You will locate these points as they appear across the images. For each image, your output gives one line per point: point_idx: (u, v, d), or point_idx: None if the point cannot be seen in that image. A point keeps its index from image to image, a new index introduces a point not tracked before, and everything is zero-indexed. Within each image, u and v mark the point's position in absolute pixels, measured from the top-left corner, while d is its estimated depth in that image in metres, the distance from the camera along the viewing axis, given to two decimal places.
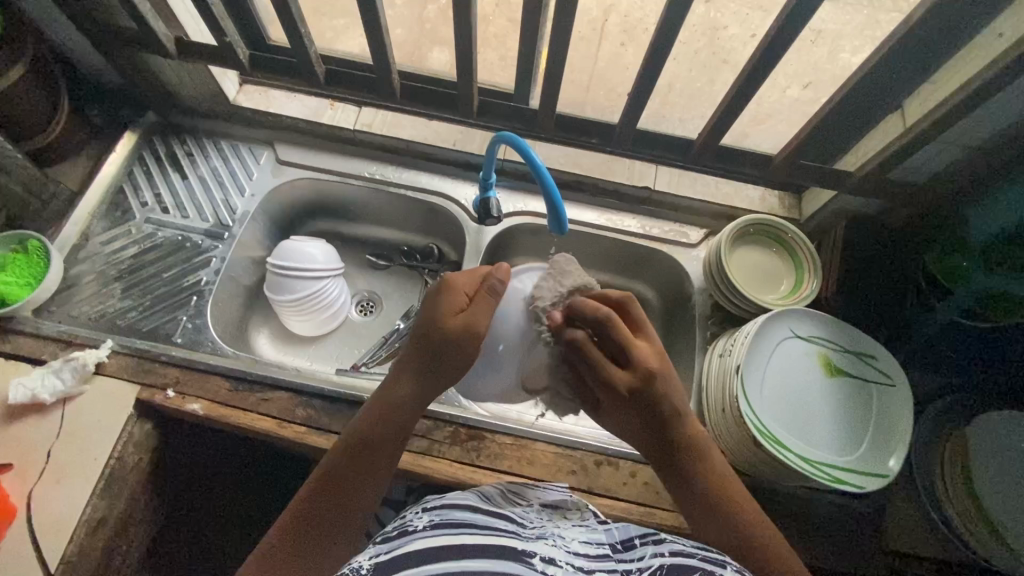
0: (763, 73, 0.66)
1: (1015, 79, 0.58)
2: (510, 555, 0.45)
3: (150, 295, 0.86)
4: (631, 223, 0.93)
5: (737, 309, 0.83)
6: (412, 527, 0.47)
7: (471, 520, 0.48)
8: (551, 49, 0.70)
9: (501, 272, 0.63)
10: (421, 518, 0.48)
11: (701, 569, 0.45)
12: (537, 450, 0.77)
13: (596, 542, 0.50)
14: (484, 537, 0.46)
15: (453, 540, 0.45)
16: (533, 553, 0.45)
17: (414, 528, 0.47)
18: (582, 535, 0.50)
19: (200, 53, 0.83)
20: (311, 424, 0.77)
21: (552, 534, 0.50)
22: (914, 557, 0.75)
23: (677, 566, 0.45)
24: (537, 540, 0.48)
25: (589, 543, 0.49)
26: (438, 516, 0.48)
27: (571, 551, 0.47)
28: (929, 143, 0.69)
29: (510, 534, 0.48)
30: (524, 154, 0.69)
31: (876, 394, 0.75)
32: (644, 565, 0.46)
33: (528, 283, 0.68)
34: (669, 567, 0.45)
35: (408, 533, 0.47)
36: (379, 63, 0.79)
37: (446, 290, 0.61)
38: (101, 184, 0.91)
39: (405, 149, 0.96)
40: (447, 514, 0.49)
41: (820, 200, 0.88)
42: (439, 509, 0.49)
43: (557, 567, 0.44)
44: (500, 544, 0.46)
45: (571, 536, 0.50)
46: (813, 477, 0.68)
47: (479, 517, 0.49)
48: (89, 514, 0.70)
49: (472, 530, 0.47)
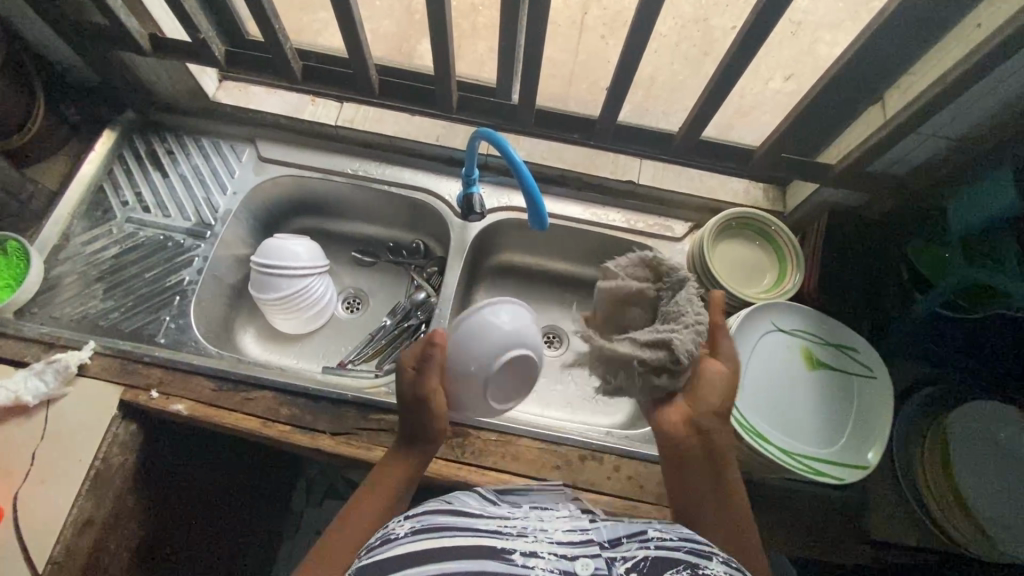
0: (740, 69, 0.66)
1: (990, 73, 0.58)
2: (490, 553, 0.45)
3: (131, 296, 0.85)
4: (615, 217, 0.93)
5: (720, 303, 0.83)
6: (394, 534, 0.48)
7: (453, 521, 0.49)
8: (528, 43, 0.69)
9: (438, 338, 0.64)
10: (403, 526, 0.49)
11: (687, 563, 0.46)
12: (521, 447, 0.78)
13: (582, 532, 0.51)
14: (465, 538, 0.47)
15: (435, 542, 0.46)
16: (513, 550, 0.46)
17: (396, 536, 0.48)
18: (566, 526, 0.51)
19: (177, 51, 0.82)
20: (296, 423, 0.77)
21: (535, 531, 0.50)
22: (897, 546, 0.75)
23: (661, 560, 0.46)
24: (518, 537, 0.48)
25: (573, 532, 0.50)
26: (419, 522, 0.49)
27: (554, 542, 0.48)
28: (909, 135, 0.69)
29: (492, 534, 0.48)
30: (502, 150, 0.70)
31: (857, 386, 0.75)
32: (630, 555, 0.47)
33: (503, 317, 0.64)
34: (653, 560, 0.46)
35: (390, 539, 0.48)
36: (357, 59, 0.78)
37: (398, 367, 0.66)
38: (79, 183, 0.90)
39: (387, 145, 0.96)
40: (428, 519, 0.50)
41: (802, 194, 0.89)
42: (420, 516, 0.50)
43: (539, 558, 0.45)
44: (482, 545, 0.46)
45: (554, 529, 0.51)
46: (794, 469, 0.69)
47: (461, 519, 0.50)
48: (76, 515, 0.71)
49: (453, 533, 0.47)
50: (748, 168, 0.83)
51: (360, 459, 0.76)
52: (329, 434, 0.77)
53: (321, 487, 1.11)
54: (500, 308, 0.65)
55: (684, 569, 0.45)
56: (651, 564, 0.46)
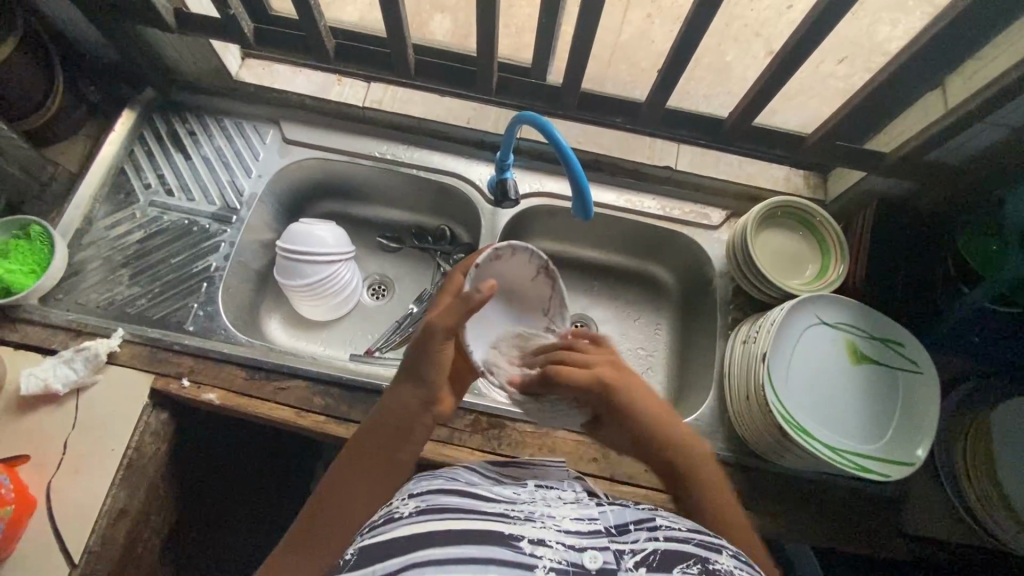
0: (802, 52, 0.63)
1: None
2: (498, 540, 0.43)
3: (158, 282, 0.83)
4: (651, 204, 0.90)
5: (763, 295, 0.82)
6: (398, 513, 0.46)
7: (456, 504, 0.46)
8: (578, 24, 0.66)
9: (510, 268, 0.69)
10: (408, 505, 0.47)
11: (697, 557, 0.44)
12: (558, 439, 0.76)
13: (589, 520, 0.47)
14: (469, 521, 0.44)
15: (439, 526, 0.43)
16: (520, 537, 0.43)
17: (400, 515, 0.46)
18: (574, 512, 0.47)
19: (203, 27, 0.79)
20: (330, 413, 0.76)
21: (542, 515, 0.46)
22: (938, 542, 0.74)
23: (671, 552, 0.44)
24: (525, 522, 0.45)
25: (582, 519, 0.47)
26: (423, 501, 0.47)
27: (562, 530, 0.45)
28: (973, 125, 0.66)
29: (498, 518, 0.45)
30: (548, 134, 0.68)
31: (902, 381, 0.74)
32: (638, 547, 0.44)
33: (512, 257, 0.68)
34: (663, 552, 0.44)
35: (393, 520, 0.46)
36: (394, 37, 0.74)
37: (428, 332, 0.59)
38: (101, 164, 0.88)
39: (415, 126, 0.93)
40: (433, 498, 0.47)
41: (850, 180, 0.85)
42: (424, 494, 0.48)
43: (547, 548, 0.43)
44: (487, 531, 0.43)
45: (562, 514, 0.47)
46: (839, 467, 0.68)
47: (464, 502, 0.47)
48: (110, 505, 0.70)
49: (457, 515, 0.45)
50: (796, 155, 0.81)
51: None
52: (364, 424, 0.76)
53: None
54: (513, 251, 0.68)
55: (695, 565, 0.43)
56: (661, 558, 0.43)
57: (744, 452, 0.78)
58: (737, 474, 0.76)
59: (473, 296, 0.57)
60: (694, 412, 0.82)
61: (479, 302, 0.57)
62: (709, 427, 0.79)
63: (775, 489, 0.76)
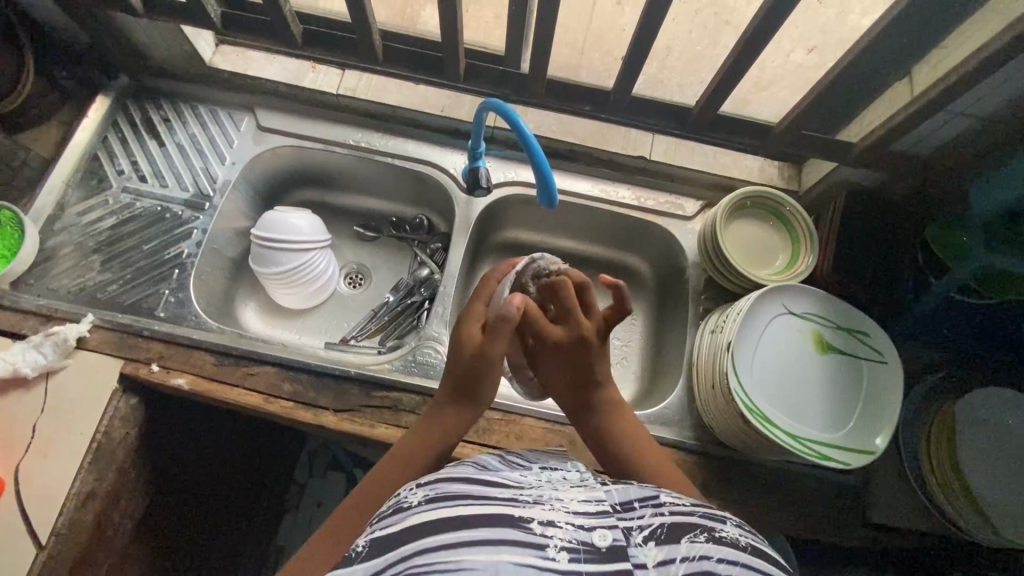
0: (765, 38, 0.64)
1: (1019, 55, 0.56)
2: (508, 521, 0.41)
3: (130, 268, 0.83)
4: (624, 194, 0.90)
5: (733, 286, 0.82)
6: (406, 503, 0.44)
7: (464, 488, 0.45)
8: (543, 11, 0.67)
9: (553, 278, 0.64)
10: (415, 494, 0.45)
11: (702, 526, 0.43)
12: (525, 426, 0.77)
13: (597, 501, 0.45)
14: (478, 505, 0.42)
15: (449, 511, 0.42)
16: (530, 518, 0.42)
17: (409, 504, 0.44)
18: (581, 494, 0.46)
19: (171, 11, 0.79)
20: (298, 399, 0.76)
21: (550, 498, 0.45)
22: (898, 530, 0.75)
23: (677, 526, 0.43)
24: (535, 504, 0.44)
25: (589, 501, 0.45)
26: (431, 490, 0.45)
27: (571, 512, 0.43)
28: (936, 114, 0.67)
29: (506, 500, 0.44)
30: (512, 121, 0.68)
31: (867, 371, 0.74)
32: (645, 522, 0.43)
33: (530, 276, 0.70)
34: (670, 525, 0.43)
35: (402, 510, 0.44)
36: (361, 23, 0.74)
37: (484, 360, 0.58)
38: (74, 150, 0.88)
39: (391, 115, 0.93)
40: (441, 485, 0.45)
41: (821, 172, 0.86)
42: (431, 482, 0.46)
43: (558, 528, 0.41)
44: (497, 513, 0.42)
45: (570, 496, 0.46)
46: (802, 455, 0.69)
47: (472, 485, 0.45)
48: (79, 487, 0.70)
49: (467, 501, 0.43)
50: (766, 143, 0.81)
51: (364, 437, 0.75)
52: (332, 411, 0.76)
53: (325, 461, 1.12)
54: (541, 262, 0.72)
55: (701, 534, 0.42)
56: (668, 530, 0.43)
57: (710, 441, 0.78)
58: (703, 462, 0.77)
59: (506, 312, 0.57)
60: (663, 401, 0.83)
61: (511, 317, 0.57)
62: (676, 416, 0.80)
63: (739, 475, 0.76)
